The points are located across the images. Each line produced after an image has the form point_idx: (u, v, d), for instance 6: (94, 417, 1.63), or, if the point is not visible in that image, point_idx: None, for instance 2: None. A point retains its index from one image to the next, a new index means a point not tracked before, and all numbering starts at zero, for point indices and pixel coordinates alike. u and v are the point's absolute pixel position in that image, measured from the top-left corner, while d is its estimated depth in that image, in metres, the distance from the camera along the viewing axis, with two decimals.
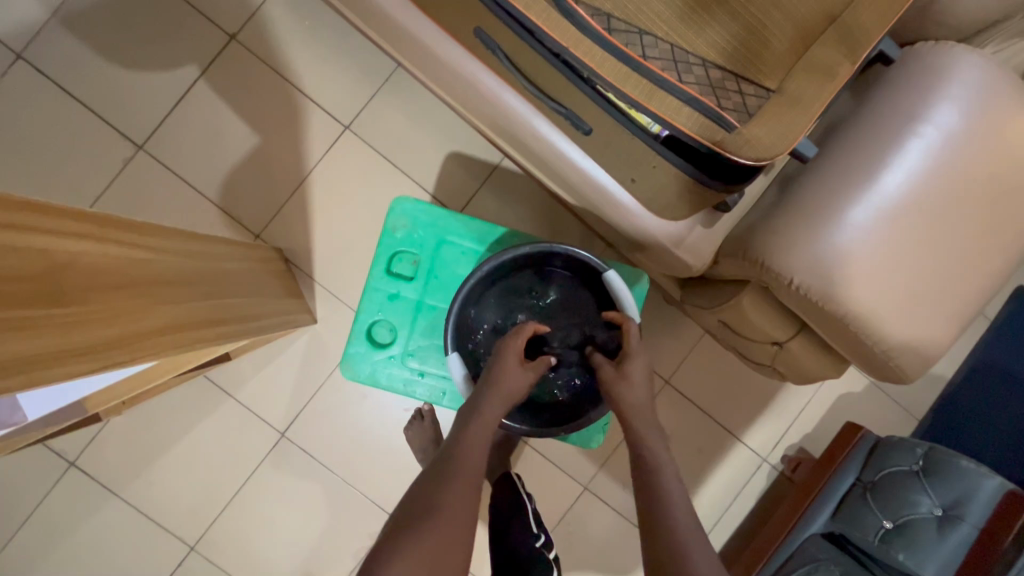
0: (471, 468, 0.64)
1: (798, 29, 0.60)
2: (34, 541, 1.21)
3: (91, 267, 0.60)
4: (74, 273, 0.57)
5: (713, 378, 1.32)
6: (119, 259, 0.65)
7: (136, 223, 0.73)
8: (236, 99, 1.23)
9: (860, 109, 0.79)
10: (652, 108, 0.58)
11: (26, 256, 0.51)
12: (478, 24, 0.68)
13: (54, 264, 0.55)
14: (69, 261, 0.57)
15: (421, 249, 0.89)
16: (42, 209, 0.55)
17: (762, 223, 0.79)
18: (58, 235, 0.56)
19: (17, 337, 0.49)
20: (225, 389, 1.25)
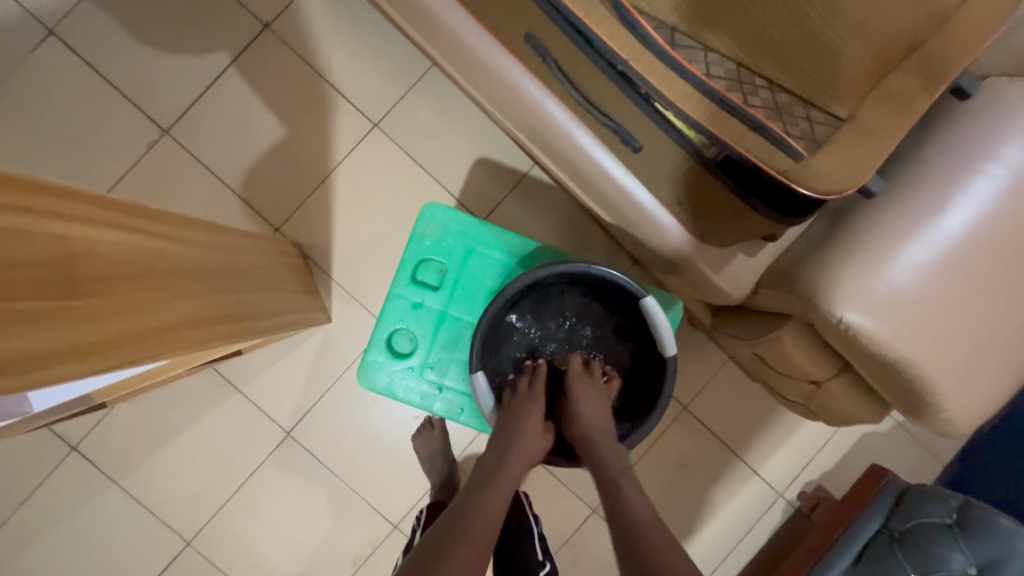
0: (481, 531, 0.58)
1: (877, 54, 0.55)
2: (31, 523, 1.19)
3: (107, 257, 0.57)
4: (89, 263, 0.54)
5: (733, 407, 1.28)
6: (137, 250, 0.62)
7: (154, 211, 0.70)
8: (266, 89, 1.21)
9: (921, 142, 0.75)
10: (712, 130, 0.55)
11: (40, 244, 0.48)
12: (528, 28, 0.65)
13: (70, 252, 0.52)
14: (85, 250, 0.54)
15: (448, 259, 0.85)
16: (57, 193, 0.51)
17: (809, 256, 0.75)
18: (74, 222, 0.53)
19: (27, 330, 0.46)
20: (233, 383, 1.22)
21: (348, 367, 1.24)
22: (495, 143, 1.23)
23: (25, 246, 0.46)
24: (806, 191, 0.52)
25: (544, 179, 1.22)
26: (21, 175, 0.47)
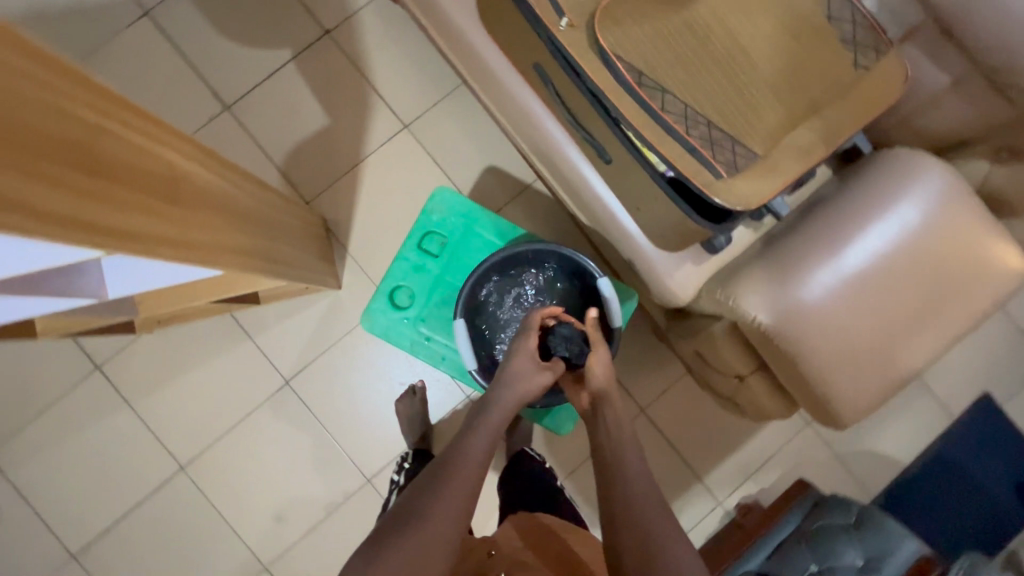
0: (457, 484, 0.69)
1: (788, 111, 0.74)
2: (48, 429, 1.34)
3: (179, 175, 0.72)
4: (169, 176, 0.69)
5: (686, 417, 1.42)
6: (205, 183, 0.78)
7: (210, 154, 0.86)
8: (318, 84, 1.42)
9: (842, 189, 0.92)
10: (661, 150, 0.73)
11: (133, 148, 0.63)
12: (537, 60, 0.84)
13: (156, 163, 0.67)
14: (165, 166, 0.69)
15: (449, 234, 1.03)
16: (137, 113, 0.67)
17: (742, 269, 0.91)
18: (153, 141, 0.68)
19: (136, 213, 0.60)
20: (247, 330, 1.38)
21: (349, 331, 1.39)
22: (506, 156, 1.42)
23: (122, 145, 0.61)
24: (721, 202, 0.72)
25: (544, 191, 1.41)
26: (112, 91, 0.62)
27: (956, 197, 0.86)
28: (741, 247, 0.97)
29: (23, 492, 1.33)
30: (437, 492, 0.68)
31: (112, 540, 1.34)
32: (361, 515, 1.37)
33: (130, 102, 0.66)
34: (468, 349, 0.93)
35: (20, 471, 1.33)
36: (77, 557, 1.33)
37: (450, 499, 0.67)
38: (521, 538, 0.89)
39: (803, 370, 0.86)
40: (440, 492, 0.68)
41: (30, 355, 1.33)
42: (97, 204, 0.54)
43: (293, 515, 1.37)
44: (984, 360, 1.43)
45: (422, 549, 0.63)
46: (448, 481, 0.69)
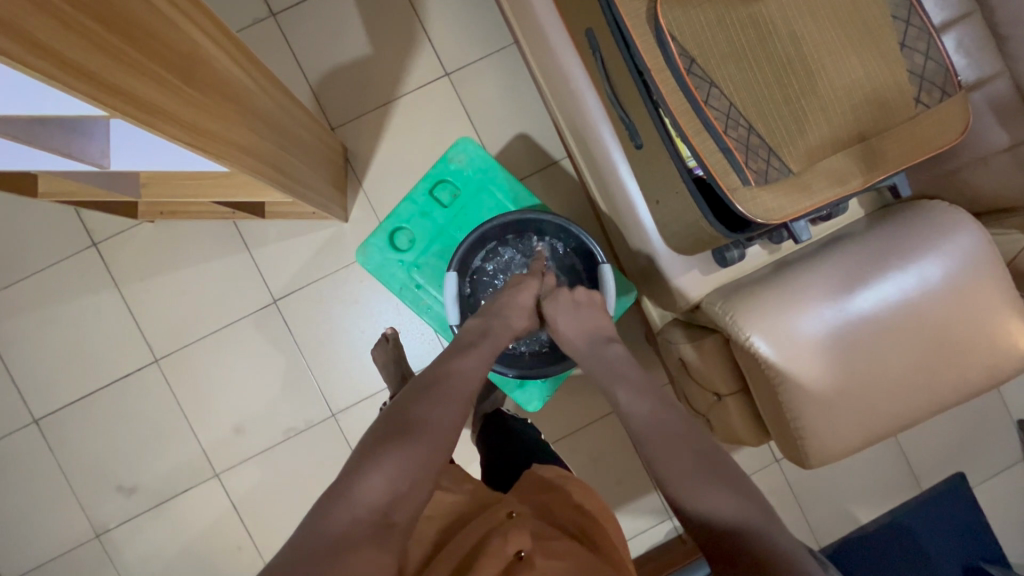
0: (452, 394, 0.68)
1: (835, 132, 0.70)
2: (36, 293, 1.35)
3: (198, 57, 0.70)
4: (186, 54, 0.67)
5: None
6: (222, 72, 0.76)
7: (238, 47, 0.83)
8: (368, 11, 1.38)
9: (868, 231, 0.90)
10: (694, 143, 0.71)
11: (153, 12, 0.61)
12: (590, 25, 0.81)
13: (175, 36, 0.65)
14: (185, 43, 0.67)
15: (463, 186, 1.00)
16: None
17: (747, 287, 0.89)
18: (179, 15, 0.66)
19: (144, 80, 0.58)
20: (245, 241, 1.37)
21: (344, 264, 1.38)
22: (539, 126, 1.39)
23: (142, 5, 0.59)
24: (742, 212, 0.71)
25: (569, 171, 1.38)
26: None
27: (983, 264, 0.82)
28: (751, 266, 0.95)
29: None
30: (432, 403, 0.66)
31: (76, 413, 1.36)
32: (318, 445, 1.38)
33: None
34: (454, 297, 0.92)
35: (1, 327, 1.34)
36: (38, 422, 1.35)
37: (450, 412, 0.66)
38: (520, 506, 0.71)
39: (784, 400, 0.84)
40: (438, 407, 0.65)
41: (31, 217, 1.33)
42: (99, 56, 0.52)
43: (252, 430, 1.38)
44: (966, 436, 1.40)
45: (423, 454, 0.60)
46: (440, 393, 0.67)
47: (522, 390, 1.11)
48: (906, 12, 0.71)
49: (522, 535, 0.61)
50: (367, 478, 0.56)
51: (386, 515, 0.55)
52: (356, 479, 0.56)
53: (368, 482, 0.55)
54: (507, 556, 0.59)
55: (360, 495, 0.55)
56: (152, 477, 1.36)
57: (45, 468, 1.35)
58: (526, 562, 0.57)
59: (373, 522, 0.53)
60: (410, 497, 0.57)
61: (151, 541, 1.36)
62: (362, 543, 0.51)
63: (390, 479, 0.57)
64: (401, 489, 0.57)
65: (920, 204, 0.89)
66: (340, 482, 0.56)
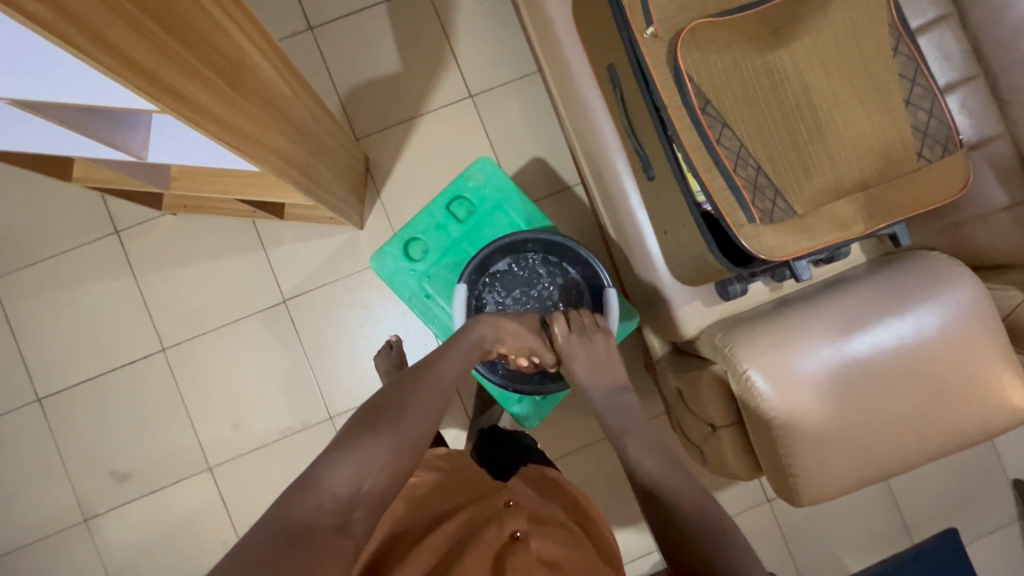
0: (425, 397, 0.68)
1: (840, 178, 0.73)
2: (55, 274, 1.38)
3: (242, 61, 0.74)
4: (233, 57, 0.71)
5: None
6: (262, 78, 0.80)
7: (278, 55, 0.88)
8: (401, 31, 1.44)
9: (867, 276, 0.92)
10: (704, 179, 0.74)
11: (207, 19, 0.65)
12: (612, 61, 0.85)
13: (224, 41, 0.69)
14: (232, 48, 0.71)
15: (479, 204, 1.04)
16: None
17: (747, 321, 0.91)
18: (229, 22, 0.71)
19: (195, 81, 0.62)
20: (262, 240, 1.41)
21: (356, 270, 1.42)
22: (556, 152, 1.44)
23: (197, 11, 0.63)
24: (746, 247, 0.73)
25: (582, 198, 1.42)
26: None
27: (979, 317, 0.84)
28: (753, 302, 0.97)
29: (14, 325, 1.37)
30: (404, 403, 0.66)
31: (79, 394, 1.37)
32: (313, 447, 1.39)
33: None
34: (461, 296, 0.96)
35: (17, 304, 1.37)
36: (42, 400, 1.37)
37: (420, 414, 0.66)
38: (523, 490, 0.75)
39: (776, 434, 0.86)
40: (409, 408, 0.65)
41: (59, 200, 1.38)
42: (158, 56, 0.56)
43: (250, 426, 1.39)
44: (958, 490, 1.39)
45: (392, 452, 0.60)
46: (416, 397, 0.67)
47: (520, 405, 1.12)
48: (913, 71, 0.74)
49: (519, 518, 0.64)
50: (337, 467, 0.55)
51: (349, 507, 0.53)
52: (323, 468, 0.55)
53: (342, 470, 0.55)
54: (503, 536, 0.61)
55: (328, 486, 0.53)
56: (146, 466, 1.37)
57: (42, 447, 1.36)
58: (523, 542, 0.60)
59: (337, 511, 0.52)
60: (374, 493, 0.56)
61: (138, 530, 1.36)
62: (327, 533, 0.49)
63: (361, 471, 0.56)
64: (366, 483, 0.56)
65: (920, 254, 0.91)
66: (307, 471, 0.55)
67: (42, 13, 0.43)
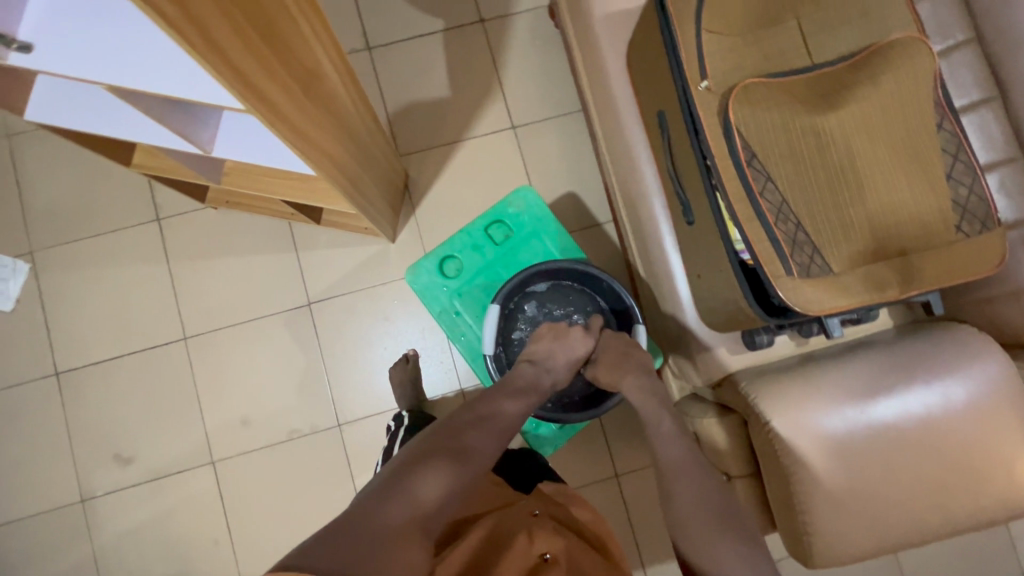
0: (499, 425, 0.73)
1: (878, 241, 0.75)
2: (93, 253, 1.42)
3: (317, 71, 0.78)
4: (310, 67, 0.76)
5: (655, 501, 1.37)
6: (331, 89, 0.84)
7: (347, 70, 0.93)
8: (453, 60, 1.51)
9: (895, 341, 0.92)
10: (745, 228, 0.76)
11: (295, 30, 0.70)
12: (662, 108, 0.89)
13: (305, 51, 0.73)
14: (311, 58, 0.76)
15: (516, 230, 1.06)
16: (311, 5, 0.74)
17: (772, 373, 0.92)
18: (311, 34, 0.75)
19: (277, 85, 0.66)
20: (295, 242, 1.44)
21: (383, 281, 1.44)
22: (589, 188, 1.48)
23: (288, 23, 0.68)
24: (783, 299, 0.74)
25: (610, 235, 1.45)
26: None
27: (1006, 394, 0.84)
28: (778, 354, 0.98)
29: (44, 299, 1.40)
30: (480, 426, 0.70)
31: (96, 374, 1.38)
32: (317, 452, 1.39)
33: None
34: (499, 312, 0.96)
35: (51, 277, 1.40)
36: (59, 374, 1.38)
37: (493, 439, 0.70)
38: (542, 504, 0.78)
39: (794, 491, 0.85)
40: (485, 433, 0.70)
41: (108, 184, 1.43)
42: (253, 59, 0.60)
43: (258, 424, 1.39)
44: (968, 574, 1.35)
45: (471, 472, 0.64)
46: (492, 425, 0.72)
47: (534, 432, 1.16)
48: (955, 147, 0.77)
49: (548, 537, 0.67)
50: (426, 480, 0.59)
51: (434, 519, 0.57)
52: (413, 481, 0.59)
53: (430, 482, 0.59)
54: (532, 556, 0.64)
55: (417, 496, 0.57)
56: (151, 453, 1.37)
57: (52, 423, 1.36)
58: (551, 564, 0.63)
59: (423, 520, 0.56)
60: (452, 509, 0.60)
61: (132, 517, 1.35)
62: (414, 541, 0.53)
63: (446, 486, 0.60)
64: (450, 500, 0.60)
65: (949, 326, 0.92)
66: (397, 478, 0.59)
67: (169, 12, 0.47)
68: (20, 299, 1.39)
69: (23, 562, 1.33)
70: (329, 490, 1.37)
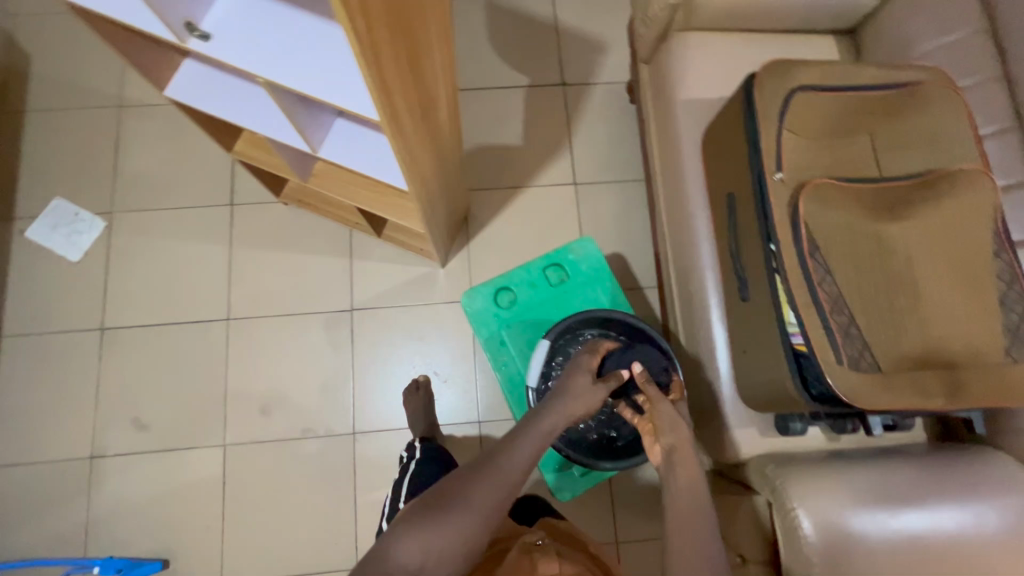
0: (497, 476, 0.69)
1: (926, 350, 0.78)
2: (165, 223, 1.50)
3: (435, 102, 0.87)
4: (432, 98, 0.84)
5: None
6: (439, 119, 0.93)
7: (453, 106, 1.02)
8: (531, 115, 1.63)
9: (928, 455, 0.93)
10: (802, 312, 0.80)
11: (430, 66, 0.79)
12: (733, 190, 0.95)
13: (432, 85, 0.83)
14: (434, 92, 0.85)
15: (572, 276, 1.12)
16: (447, 49, 0.84)
17: (802, 462, 0.92)
18: (439, 72, 0.85)
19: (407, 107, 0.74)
20: (352, 249, 1.51)
21: (425, 302, 1.49)
22: (637, 253, 1.54)
23: (428, 59, 0.77)
24: (833, 386, 0.76)
25: (649, 301, 1.49)
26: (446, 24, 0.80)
27: None
28: (808, 445, 0.99)
29: (110, 257, 1.47)
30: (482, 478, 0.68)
31: (138, 336, 1.43)
32: (327, 457, 1.39)
33: (448, 40, 0.84)
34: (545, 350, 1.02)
35: (121, 238, 1.48)
36: (103, 330, 1.42)
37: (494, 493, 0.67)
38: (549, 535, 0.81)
39: None
40: (478, 487, 0.67)
41: (196, 164, 1.54)
42: (399, 82, 0.68)
43: (277, 416, 1.41)
44: None
45: (461, 533, 0.63)
46: (488, 477, 0.68)
47: (556, 475, 1.15)
48: (1009, 278, 0.80)
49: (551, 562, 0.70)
50: (403, 543, 0.60)
51: None
52: (391, 544, 0.60)
53: (405, 545, 0.59)
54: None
55: (393, 560, 0.58)
56: (169, 423, 1.39)
57: (84, 375, 1.40)
58: None
59: None
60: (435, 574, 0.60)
61: (135, 484, 1.35)
62: None
63: (423, 549, 0.60)
64: (427, 565, 0.60)
65: (985, 449, 0.92)
66: (380, 542, 0.61)
67: (362, 33, 0.54)
68: (88, 253, 1.47)
69: (18, 508, 1.33)
70: (330, 497, 1.37)
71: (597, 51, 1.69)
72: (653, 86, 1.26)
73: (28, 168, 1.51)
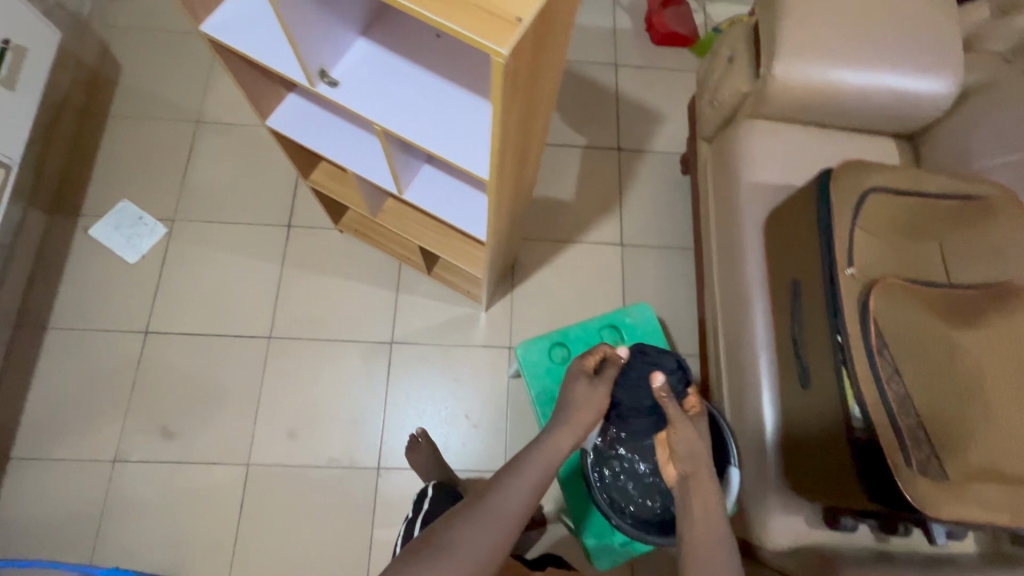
0: (490, 516, 0.70)
1: (997, 463, 0.77)
2: (222, 236, 1.55)
3: (526, 162, 0.92)
4: (526, 159, 0.89)
5: None
6: (525, 173, 0.98)
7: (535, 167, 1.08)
8: (585, 173, 1.69)
9: (982, 569, 0.90)
10: (870, 409, 0.80)
11: (534, 131, 0.84)
12: (797, 277, 0.97)
13: (529, 147, 0.87)
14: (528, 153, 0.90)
15: (628, 338, 1.13)
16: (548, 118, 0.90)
17: (853, 561, 0.90)
18: (537, 137, 0.90)
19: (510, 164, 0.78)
20: (399, 282, 1.54)
21: (464, 343, 1.51)
22: (677, 319, 1.56)
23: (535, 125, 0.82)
24: (902, 487, 0.75)
25: None
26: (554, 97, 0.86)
27: None
28: (856, 542, 0.96)
29: (165, 262, 1.51)
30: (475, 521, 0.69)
31: (180, 343, 1.44)
32: (349, 488, 1.37)
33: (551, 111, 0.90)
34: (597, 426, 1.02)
35: (179, 246, 1.52)
36: (147, 333, 1.44)
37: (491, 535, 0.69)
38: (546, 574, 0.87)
39: None
40: (468, 527, 0.69)
41: (261, 184, 1.59)
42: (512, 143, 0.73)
43: (304, 440, 1.40)
44: None
45: None
46: (480, 517, 0.70)
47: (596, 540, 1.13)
48: None
49: None
50: None
51: None
52: None
53: None
54: None
55: None
56: (197, 434, 1.38)
57: (121, 376, 1.41)
58: None
59: None
60: None
61: (153, 494, 1.33)
62: None
63: None
64: None
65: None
66: None
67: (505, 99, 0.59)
68: (145, 255, 1.51)
69: (33, 504, 1.31)
70: (346, 532, 1.34)
71: (654, 121, 1.76)
72: (715, 163, 1.31)
73: (102, 168, 1.58)
